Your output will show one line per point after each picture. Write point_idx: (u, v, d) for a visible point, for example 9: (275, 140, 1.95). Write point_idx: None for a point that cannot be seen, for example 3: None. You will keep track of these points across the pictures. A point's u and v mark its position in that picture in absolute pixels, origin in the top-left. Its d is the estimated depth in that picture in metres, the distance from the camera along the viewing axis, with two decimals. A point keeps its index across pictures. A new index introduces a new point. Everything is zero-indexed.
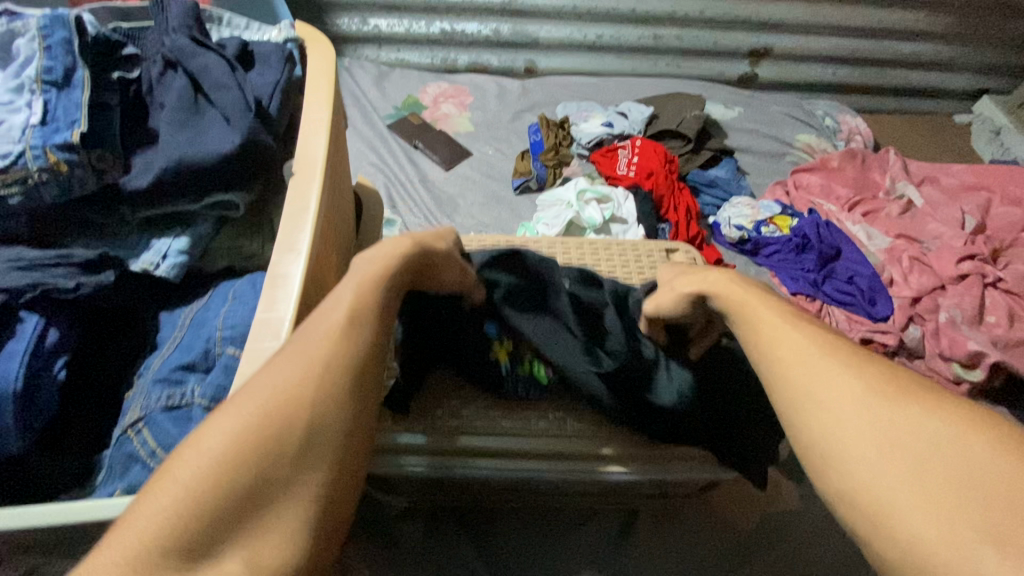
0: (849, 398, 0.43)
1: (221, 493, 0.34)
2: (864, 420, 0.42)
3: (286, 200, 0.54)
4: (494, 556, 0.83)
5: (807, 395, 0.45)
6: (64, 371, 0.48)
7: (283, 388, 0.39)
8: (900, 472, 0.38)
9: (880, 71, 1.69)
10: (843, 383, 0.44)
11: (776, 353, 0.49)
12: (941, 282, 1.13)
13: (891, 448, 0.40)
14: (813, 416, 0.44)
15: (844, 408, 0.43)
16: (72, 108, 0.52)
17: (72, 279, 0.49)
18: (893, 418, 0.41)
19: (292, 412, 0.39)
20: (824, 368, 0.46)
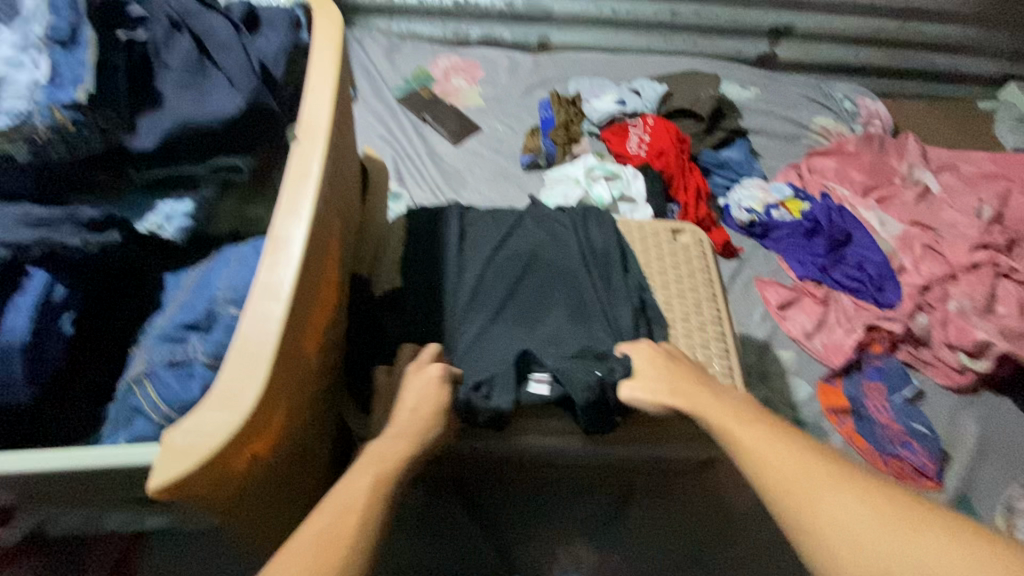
0: (844, 510, 0.46)
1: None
2: (866, 522, 0.45)
3: (288, 164, 0.53)
4: (491, 526, 0.84)
5: (805, 506, 0.47)
6: (71, 328, 0.50)
7: (324, 545, 0.44)
8: (884, 559, 0.43)
9: (905, 53, 1.64)
10: (842, 496, 0.47)
11: (758, 458, 0.53)
12: (952, 271, 1.11)
13: (875, 544, 0.43)
14: (813, 521, 0.46)
15: (852, 521, 0.45)
16: (79, 66, 0.51)
17: (79, 237, 0.49)
18: (894, 526, 0.44)
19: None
20: (825, 485, 0.48)
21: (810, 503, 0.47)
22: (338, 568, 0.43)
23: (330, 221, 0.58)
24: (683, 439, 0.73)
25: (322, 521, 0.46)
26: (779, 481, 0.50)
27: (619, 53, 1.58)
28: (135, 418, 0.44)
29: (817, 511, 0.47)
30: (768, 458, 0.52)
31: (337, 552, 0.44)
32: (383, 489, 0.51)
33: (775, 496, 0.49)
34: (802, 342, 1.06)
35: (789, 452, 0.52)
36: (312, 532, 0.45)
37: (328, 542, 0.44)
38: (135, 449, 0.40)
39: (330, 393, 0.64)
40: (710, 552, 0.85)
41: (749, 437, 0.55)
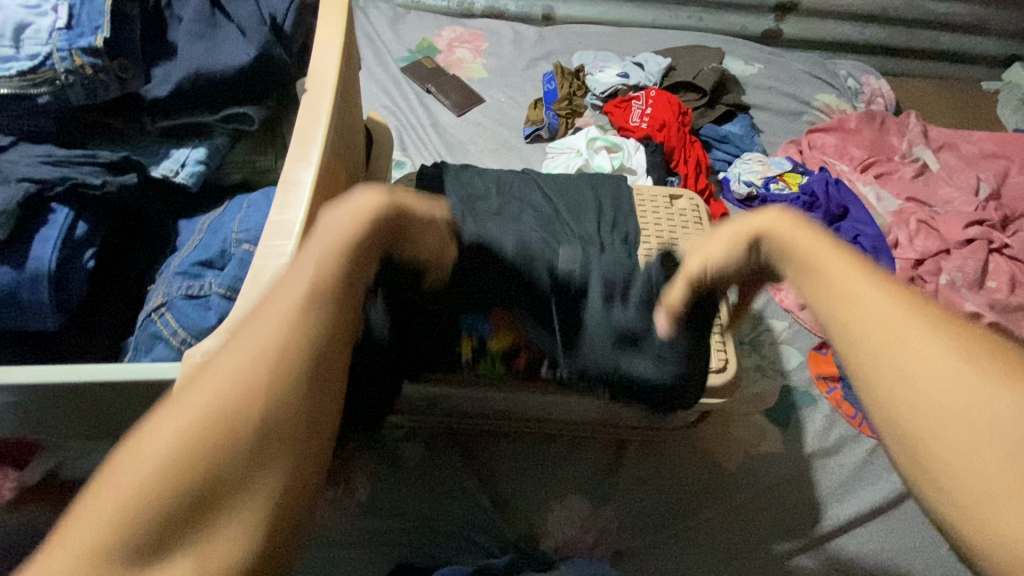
0: (931, 364, 0.38)
1: (198, 448, 0.33)
2: (956, 369, 0.37)
3: (298, 114, 0.56)
4: (489, 479, 0.88)
5: (884, 356, 0.40)
6: (92, 262, 0.52)
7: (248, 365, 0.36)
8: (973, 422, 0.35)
9: (911, 31, 1.63)
10: (932, 350, 0.39)
11: (842, 301, 0.44)
12: (946, 245, 1.13)
13: (962, 405, 0.36)
14: (887, 375, 0.39)
15: (938, 367, 0.38)
16: (96, 13, 0.53)
17: (98, 177, 0.51)
18: (980, 375, 0.37)
19: (244, 412, 0.34)
20: (908, 338, 0.40)
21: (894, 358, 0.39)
22: (268, 397, 0.35)
23: (337, 171, 0.60)
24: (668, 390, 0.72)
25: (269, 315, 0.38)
26: (863, 332, 0.42)
27: (624, 28, 1.58)
28: (155, 344, 0.47)
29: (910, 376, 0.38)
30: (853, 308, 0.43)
31: (285, 347, 0.37)
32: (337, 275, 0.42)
33: (853, 350, 0.42)
34: (795, 312, 1.09)
35: (882, 296, 0.43)
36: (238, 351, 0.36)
37: (229, 389, 0.35)
38: (156, 369, 0.43)
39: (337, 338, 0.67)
40: (699, 508, 0.88)
41: (841, 279, 0.45)
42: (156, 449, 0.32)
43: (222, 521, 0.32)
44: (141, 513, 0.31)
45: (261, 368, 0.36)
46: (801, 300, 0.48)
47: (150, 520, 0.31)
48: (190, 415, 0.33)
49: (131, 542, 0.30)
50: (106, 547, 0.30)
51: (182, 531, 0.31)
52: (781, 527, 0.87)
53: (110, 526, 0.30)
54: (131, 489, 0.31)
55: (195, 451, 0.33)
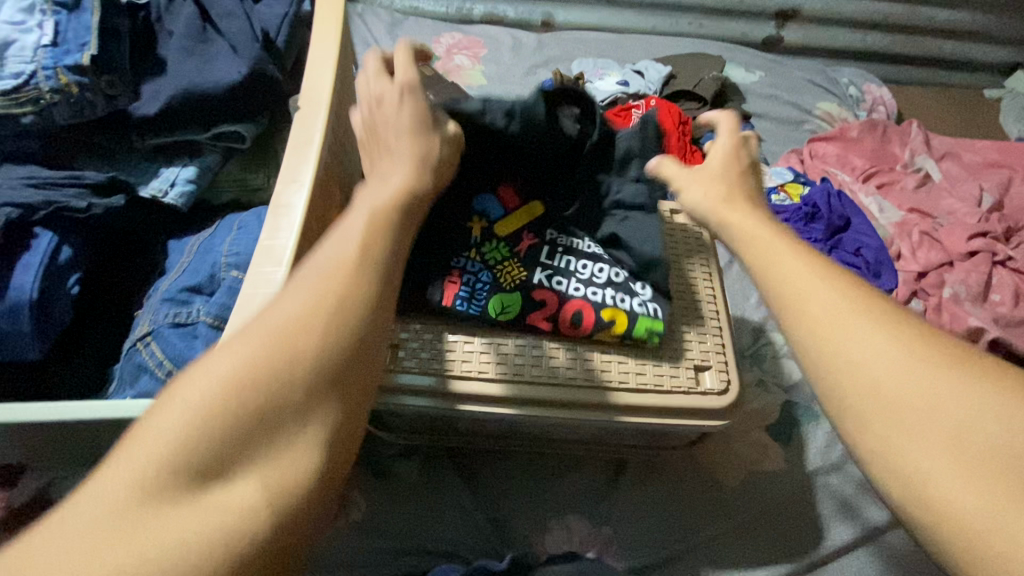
0: (882, 356, 0.39)
1: (255, 382, 0.35)
2: (900, 360, 0.39)
3: (290, 134, 0.54)
4: (487, 498, 0.87)
5: (838, 356, 0.40)
6: (77, 287, 0.50)
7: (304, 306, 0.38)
8: (923, 405, 0.37)
9: (912, 38, 1.62)
10: (879, 342, 0.40)
11: (794, 296, 0.44)
12: (949, 258, 1.12)
13: (918, 388, 0.37)
14: (850, 376, 0.39)
15: (884, 358, 0.39)
16: (83, 30, 0.52)
17: (83, 200, 0.50)
18: (923, 362, 0.38)
19: (300, 350, 0.36)
20: (855, 326, 0.41)
21: (848, 349, 0.40)
22: (319, 339, 0.37)
23: (330, 190, 0.59)
24: (667, 410, 0.71)
25: (319, 273, 0.40)
26: (819, 322, 0.42)
27: (624, 34, 1.57)
28: (140, 375, 0.46)
29: (871, 366, 0.39)
30: (811, 304, 0.43)
31: (328, 290, 0.39)
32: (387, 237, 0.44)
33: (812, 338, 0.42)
34: None
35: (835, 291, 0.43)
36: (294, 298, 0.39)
37: (284, 328, 0.37)
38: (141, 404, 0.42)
39: None
40: (700, 528, 0.86)
41: (789, 270, 0.46)
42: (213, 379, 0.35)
43: (278, 449, 0.35)
44: (195, 443, 0.33)
45: (311, 319, 0.38)
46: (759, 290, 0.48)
47: (213, 442, 0.33)
48: (250, 347, 0.36)
49: (192, 465, 0.33)
50: (160, 473, 0.32)
51: (240, 454, 0.34)
52: (783, 546, 0.86)
53: (172, 446, 0.33)
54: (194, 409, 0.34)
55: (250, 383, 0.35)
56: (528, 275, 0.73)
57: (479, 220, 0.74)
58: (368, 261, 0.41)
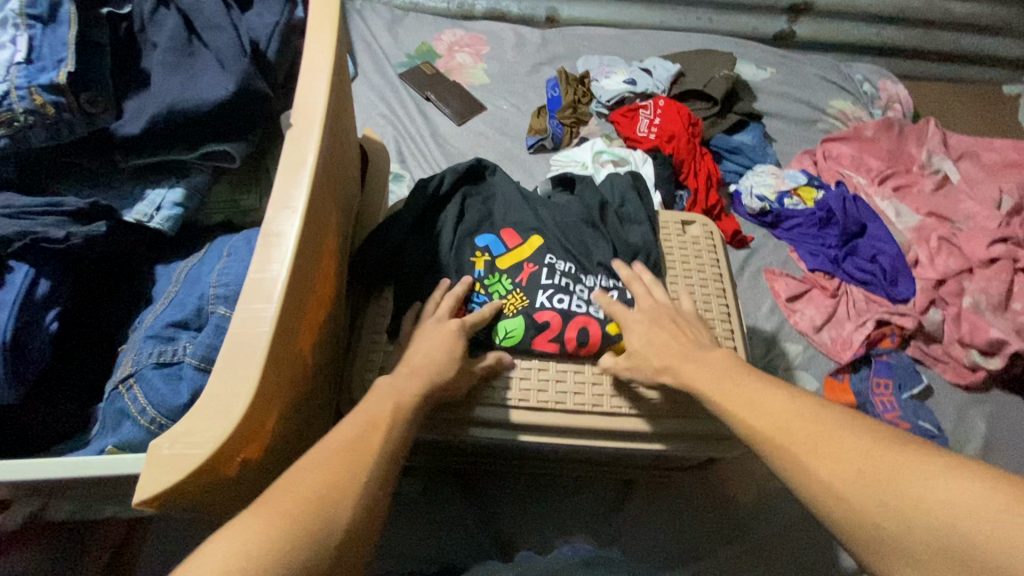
0: (844, 460, 0.44)
1: (299, 534, 0.37)
2: (856, 461, 0.44)
3: (282, 153, 0.50)
4: (490, 519, 0.84)
5: (810, 466, 0.46)
6: (56, 324, 0.48)
7: (332, 468, 0.42)
8: (874, 518, 0.41)
9: (928, 33, 1.56)
10: (841, 450, 0.45)
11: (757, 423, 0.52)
12: (969, 264, 1.08)
13: (869, 493, 0.42)
14: (824, 485, 0.44)
15: (845, 461, 0.44)
16: (59, 45, 0.49)
17: (62, 229, 0.48)
18: (882, 457, 0.43)
19: (330, 506, 0.40)
20: (822, 440, 0.47)
21: (805, 466, 0.46)
22: (346, 499, 0.41)
23: (326, 210, 0.55)
24: (678, 438, 0.67)
25: (349, 438, 0.46)
26: (777, 442, 0.49)
27: (631, 30, 1.52)
28: (123, 421, 0.43)
29: (826, 484, 0.44)
30: (776, 435, 0.49)
31: (363, 460, 0.45)
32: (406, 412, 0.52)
33: (776, 462, 0.49)
34: (809, 336, 1.04)
35: (797, 419, 0.50)
36: (320, 458, 0.43)
37: (316, 484, 0.41)
38: (120, 460, 0.40)
39: (328, 384, 0.63)
40: (711, 550, 0.84)
41: (753, 407, 0.53)
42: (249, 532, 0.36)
43: None
44: None
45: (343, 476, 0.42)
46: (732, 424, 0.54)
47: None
48: (286, 501, 0.39)
49: None
50: None
51: None
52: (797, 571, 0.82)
53: None
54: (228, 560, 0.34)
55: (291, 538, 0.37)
56: (531, 299, 0.71)
57: (481, 255, 0.74)
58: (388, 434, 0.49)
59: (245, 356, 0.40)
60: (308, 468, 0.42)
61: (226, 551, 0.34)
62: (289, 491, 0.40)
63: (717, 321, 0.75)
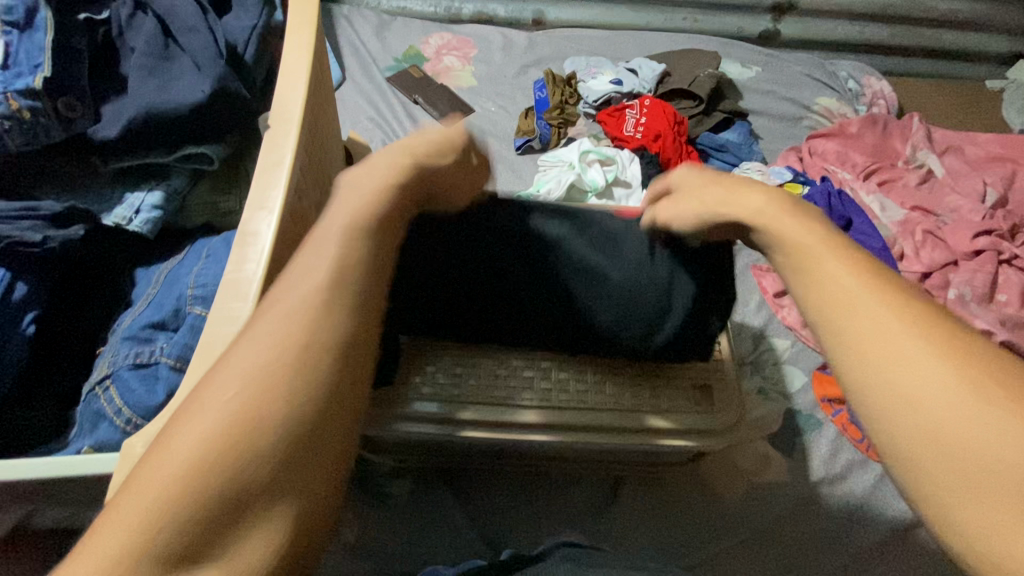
0: (916, 356, 0.38)
1: (220, 454, 0.32)
2: (936, 370, 0.37)
3: (259, 154, 0.50)
4: (481, 519, 0.84)
5: (859, 340, 0.40)
6: (33, 327, 0.49)
7: (265, 361, 0.35)
8: (926, 407, 0.36)
9: (911, 30, 1.58)
10: (915, 347, 0.38)
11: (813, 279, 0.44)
12: (953, 257, 1.09)
13: (917, 393, 0.37)
14: (866, 358, 0.39)
15: (917, 366, 0.37)
16: (35, 50, 0.49)
17: (39, 233, 0.49)
18: (964, 381, 0.36)
19: (268, 406, 0.34)
20: (900, 332, 0.39)
21: (866, 344, 0.39)
22: (281, 398, 0.34)
23: (305, 211, 0.55)
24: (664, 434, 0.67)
25: (248, 354, 0.35)
26: (837, 303, 0.42)
27: (617, 31, 1.53)
28: (99, 422, 0.44)
29: (883, 364, 0.38)
30: (840, 289, 0.42)
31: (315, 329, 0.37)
32: (334, 293, 0.39)
33: (818, 309, 0.43)
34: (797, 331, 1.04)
35: (879, 300, 0.41)
36: (261, 349, 0.36)
37: (256, 381, 0.35)
38: (96, 458, 0.40)
39: None
40: (702, 545, 0.84)
41: (831, 273, 0.43)
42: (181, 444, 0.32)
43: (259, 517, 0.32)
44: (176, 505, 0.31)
45: (243, 414, 0.33)
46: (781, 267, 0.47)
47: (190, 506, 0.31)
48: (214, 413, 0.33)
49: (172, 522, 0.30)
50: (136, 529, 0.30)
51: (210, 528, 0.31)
52: (786, 563, 0.83)
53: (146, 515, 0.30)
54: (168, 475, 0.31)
55: (200, 473, 0.32)
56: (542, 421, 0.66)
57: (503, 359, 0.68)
58: (321, 333, 0.37)
59: (219, 356, 0.40)
60: (247, 352, 0.36)
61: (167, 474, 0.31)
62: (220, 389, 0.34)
63: None
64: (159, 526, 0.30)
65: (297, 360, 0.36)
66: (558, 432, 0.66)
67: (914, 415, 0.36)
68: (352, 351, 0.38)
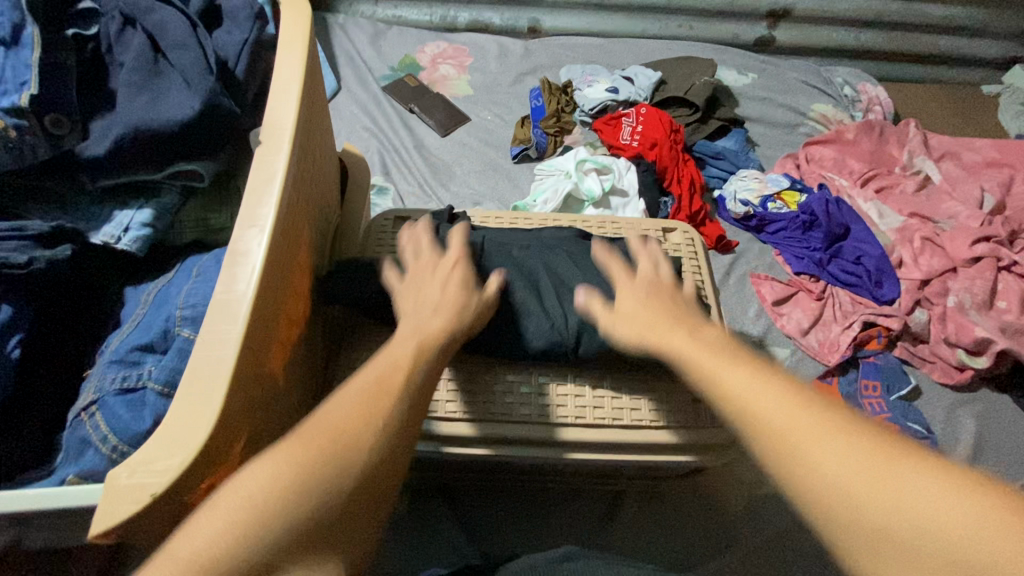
0: (830, 446, 0.36)
1: (294, 495, 0.35)
2: (855, 455, 0.35)
3: (250, 170, 0.49)
4: (477, 534, 0.83)
5: (776, 439, 0.39)
6: (18, 350, 0.48)
7: (351, 413, 0.41)
8: (872, 513, 0.33)
9: (906, 35, 1.58)
10: (826, 439, 0.37)
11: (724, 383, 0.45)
12: (952, 264, 1.08)
13: (847, 479, 0.34)
14: (788, 465, 0.37)
15: (833, 453, 0.36)
16: (22, 67, 0.48)
17: (25, 254, 0.48)
18: (883, 458, 0.34)
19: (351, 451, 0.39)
20: (806, 424, 0.38)
21: (795, 453, 0.37)
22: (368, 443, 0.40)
23: (297, 227, 0.54)
24: (662, 448, 0.67)
25: (340, 418, 0.41)
26: (750, 412, 0.41)
27: (613, 39, 1.53)
28: (84, 450, 0.43)
29: (798, 450, 0.37)
30: (741, 393, 0.43)
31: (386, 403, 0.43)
32: (410, 390, 0.46)
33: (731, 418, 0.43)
34: (796, 339, 1.04)
35: (782, 395, 0.41)
36: (348, 403, 0.42)
37: (332, 432, 0.39)
38: (84, 488, 0.40)
39: (304, 401, 0.62)
40: (703, 560, 0.82)
41: (731, 375, 0.45)
42: (255, 482, 0.35)
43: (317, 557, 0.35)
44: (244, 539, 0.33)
45: (323, 457, 0.38)
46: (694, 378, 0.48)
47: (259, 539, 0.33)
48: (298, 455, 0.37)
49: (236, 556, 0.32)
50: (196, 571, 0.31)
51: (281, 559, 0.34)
52: None
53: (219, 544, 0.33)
54: (245, 507, 0.34)
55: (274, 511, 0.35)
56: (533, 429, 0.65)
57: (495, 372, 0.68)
58: (393, 417, 0.43)
59: (208, 380, 0.39)
60: (334, 410, 0.41)
61: (235, 509, 0.34)
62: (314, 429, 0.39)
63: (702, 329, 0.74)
64: (238, 536, 0.33)
65: (375, 432, 0.41)
66: (549, 450, 0.66)
67: (865, 527, 0.32)
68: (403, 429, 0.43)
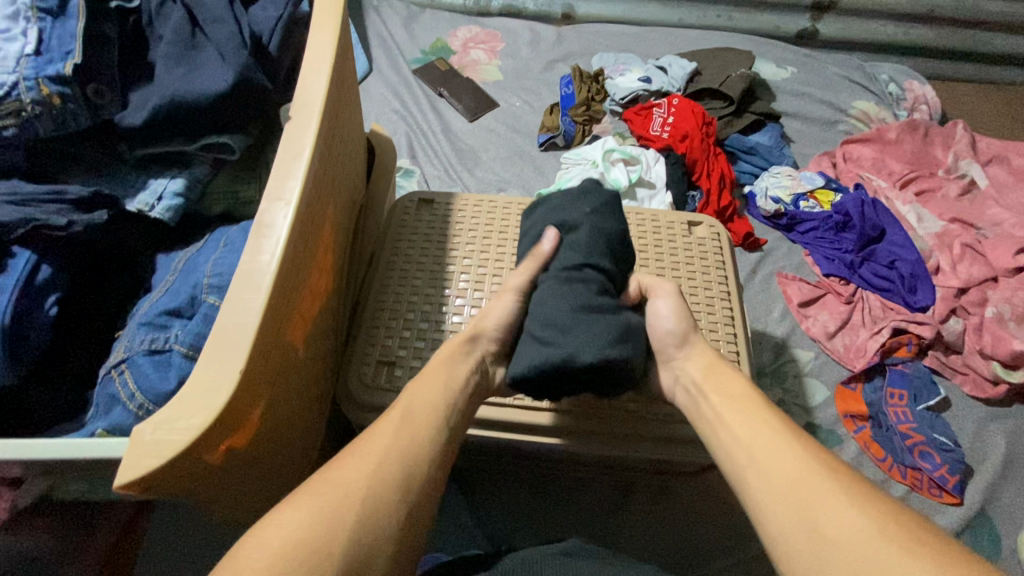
0: (854, 529, 0.40)
1: (348, 511, 0.42)
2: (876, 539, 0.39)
3: (280, 143, 0.50)
4: (485, 514, 0.84)
5: (805, 521, 0.42)
6: (54, 309, 0.51)
7: (392, 443, 0.47)
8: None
9: (959, 31, 1.51)
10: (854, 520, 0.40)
11: (756, 459, 0.47)
12: (992, 273, 1.04)
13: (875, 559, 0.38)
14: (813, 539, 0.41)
15: (856, 533, 0.40)
16: (67, 37, 0.50)
17: (64, 216, 0.50)
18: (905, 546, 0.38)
19: (392, 473, 0.45)
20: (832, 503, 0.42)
21: (823, 532, 0.41)
22: (404, 468, 0.46)
23: (321, 203, 0.55)
24: (672, 442, 0.66)
25: (372, 453, 0.46)
26: (784, 484, 0.45)
27: (648, 27, 1.50)
28: (113, 406, 0.45)
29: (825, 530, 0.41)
30: (767, 465, 0.47)
31: (422, 434, 0.49)
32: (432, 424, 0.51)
33: (756, 488, 0.46)
34: (822, 342, 1.01)
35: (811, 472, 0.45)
36: (385, 433, 0.48)
37: (376, 458, 0.46)
38: (109, 441, 0.42)
39: (324, 374, 0.64)
40: (711, 557, 0.82)
41: (754, 443, 0.49)
42: (310, 503, 0.41)
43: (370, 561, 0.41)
44: (309, 545, 0.39)
45: (372, 484, 0.44)
46: (720, 452, 0.51)
47: (317, 547, 0.39)
48: (351, 480, 0.44)
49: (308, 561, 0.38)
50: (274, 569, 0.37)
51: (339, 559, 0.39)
52: None
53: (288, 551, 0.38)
54: (307, 523, 0.40)
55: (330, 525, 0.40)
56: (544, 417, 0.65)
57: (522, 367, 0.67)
58: (422, 448, 0.48)
59: (231, 344, 0.40)
60: (375, 442, 0.47)
61: (298, 522, 0.40)
62: (364, 458, 0.46)
63: (720, 322, 0.73)
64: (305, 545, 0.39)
65: (389, 474, 0.45)
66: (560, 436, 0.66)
67: None
68: (431, 456, 0.49)
